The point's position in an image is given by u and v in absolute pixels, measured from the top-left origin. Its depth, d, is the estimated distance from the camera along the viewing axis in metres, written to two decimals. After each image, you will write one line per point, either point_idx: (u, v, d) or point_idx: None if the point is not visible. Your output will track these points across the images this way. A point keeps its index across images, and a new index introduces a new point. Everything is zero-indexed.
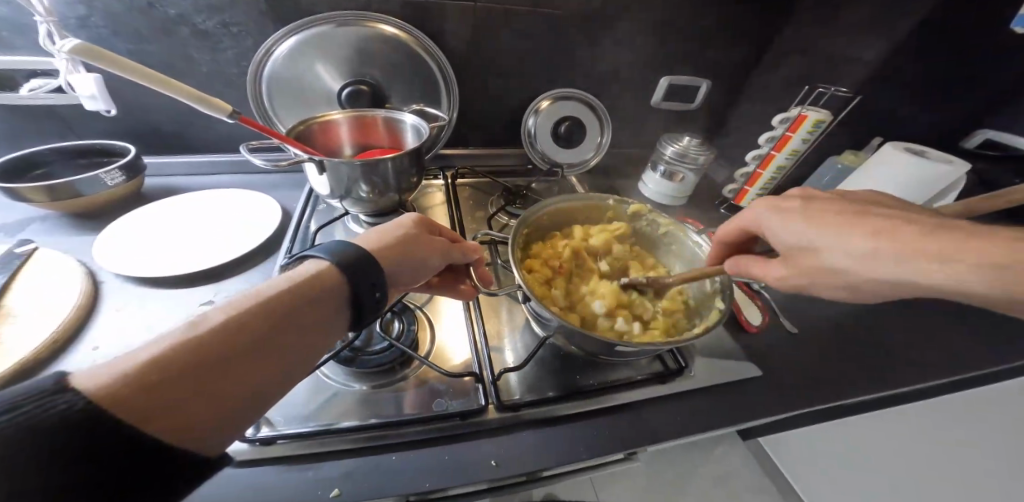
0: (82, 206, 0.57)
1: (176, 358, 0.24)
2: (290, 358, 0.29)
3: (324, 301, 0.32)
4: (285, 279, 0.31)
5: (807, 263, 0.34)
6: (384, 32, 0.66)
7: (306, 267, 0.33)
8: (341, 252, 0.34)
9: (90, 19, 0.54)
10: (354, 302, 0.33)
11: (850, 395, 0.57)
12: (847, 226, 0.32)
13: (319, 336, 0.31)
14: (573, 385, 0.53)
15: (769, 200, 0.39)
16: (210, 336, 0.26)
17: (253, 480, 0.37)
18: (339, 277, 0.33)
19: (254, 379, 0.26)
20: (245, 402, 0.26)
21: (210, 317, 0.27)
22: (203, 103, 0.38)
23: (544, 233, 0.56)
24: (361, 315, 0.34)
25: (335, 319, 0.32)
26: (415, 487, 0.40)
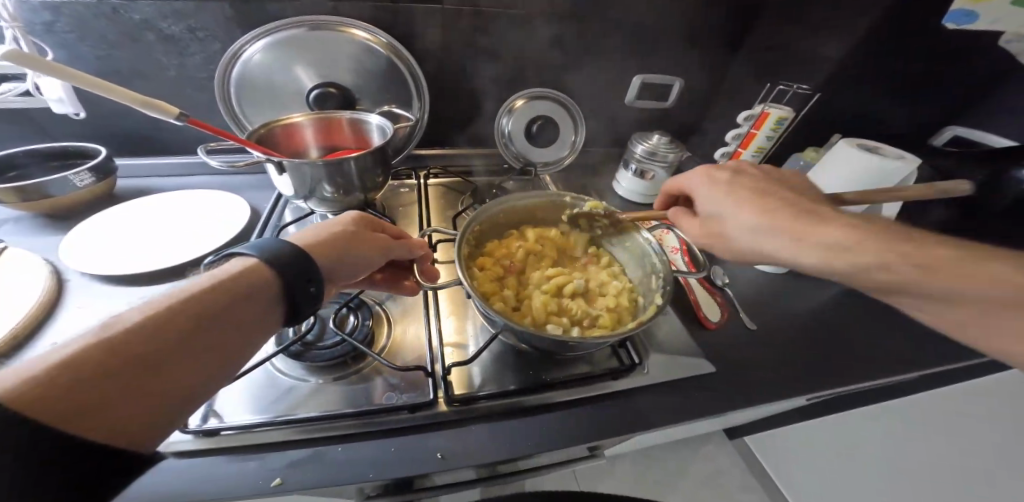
0: (53, 206, 0.59)
1: (93, 356, 0.24)
2: (222, 353, 0.29)
3: (255, 296, 0.32)
4: (210, 277, 0.31)
5: (718, 227, 0.43)
6: (356, 37, 0.67)
7: (232, 265, 0.33)
8: (271, 249, 0.35)
9: (56, 25, 0.56)
10: (285, 294, 0.34)
11: (804, 391, 0.58)
12: (747, 201, 0.40)
13: (253, 330, 0.32)
14: (526, 380, 0.54)
15: (704, 170, 0.46)
16: (129, 334, 0.26)
17: (195, 470, 0.39)
18: (269, 273, 0.33)
19: (182, 375, 0.27)
20: (173, 398, 0.26)
21: (126, 318, 0.27)
22: (148, 107, 0.39)
23: (501, 232, 0.57)
24: (299, 311, 0.35)
25: (269, 314, 0.33)
26: (357, 478, 0.41)
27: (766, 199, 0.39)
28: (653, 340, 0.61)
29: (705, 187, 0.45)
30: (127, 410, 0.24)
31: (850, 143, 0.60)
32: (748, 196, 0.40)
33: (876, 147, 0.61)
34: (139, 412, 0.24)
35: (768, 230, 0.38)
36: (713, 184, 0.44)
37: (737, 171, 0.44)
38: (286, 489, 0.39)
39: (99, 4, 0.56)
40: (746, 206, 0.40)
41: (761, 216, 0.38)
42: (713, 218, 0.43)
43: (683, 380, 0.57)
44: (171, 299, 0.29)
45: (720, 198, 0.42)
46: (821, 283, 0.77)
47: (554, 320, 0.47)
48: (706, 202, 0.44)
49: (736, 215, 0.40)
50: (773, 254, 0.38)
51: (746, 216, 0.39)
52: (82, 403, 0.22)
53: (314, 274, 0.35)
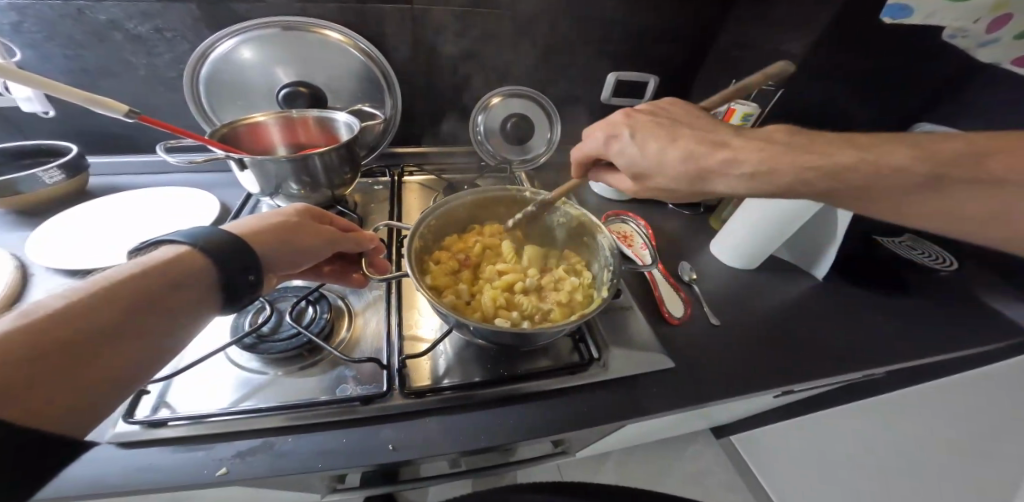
0: (22, 203, 0.60)
1: (17, 340, 0.23)
2: (153, 341, 0.30)
3: (188, 283, 0.32)
4: (136, 266, 0.31)
5: (649, 171, 0.43)
6: (327, 37, 0.68)
7: (163, 252, 0.33)
8: (206, 237, 0.35)
9: (23, 25, 0.57)
10: (222, 281, 0.34)
11: (764, 386, 0.58)
12: (670, 147, 0.40)
13: (189, 315, 0.32)
14: (485, 374, 0.55)
15: (604, 128, 0.46)
16: (52, 320, 0.25)
17: (141, 460, 0.39)
18: (203, 260, 0.34)
19: (109, 363, 0.27)
20: (99, 386, 0.26)
21: (46, 305, 0.26)
22: (95, 104, 0.40)
23: (461, 226, 0.58)
24: (237, 299, 0.35)
25: (203, 302, 0.33)
26: (306, 467, 0.42)
27: (677, 138, 0.40)
28: (615, 334, 0.62)
29: (613, 144, 0.45)
30: (56, 395, 0.24)
31: None
32: (653, 147, 0.41)
33: None
34: (67, 396, 0.25)
35: (681, 167, 0.40)
36: (620, 137, 0.44)
37: (632, 114, 0.45)
38: (230, 479, 0.39)
39: (65, 5, 0.57)
40: (669, 158, 0.40)
41: (682, 161, 0.40)
42: (636, 170, 0.44)
43: (641, 375, 0.57)
44: (94, 287, 0.28)
45: (633, 152, 0.43)
46: (790, 278, 0.77)
47: (504, 313, 0.48)
48: (623, 161, 0.44)
49: (664, 157, 0.41)
50: (702, 188, 0.41)
51: (677, 160, 0.40)
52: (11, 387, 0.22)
53: (252, 262, 0.35)
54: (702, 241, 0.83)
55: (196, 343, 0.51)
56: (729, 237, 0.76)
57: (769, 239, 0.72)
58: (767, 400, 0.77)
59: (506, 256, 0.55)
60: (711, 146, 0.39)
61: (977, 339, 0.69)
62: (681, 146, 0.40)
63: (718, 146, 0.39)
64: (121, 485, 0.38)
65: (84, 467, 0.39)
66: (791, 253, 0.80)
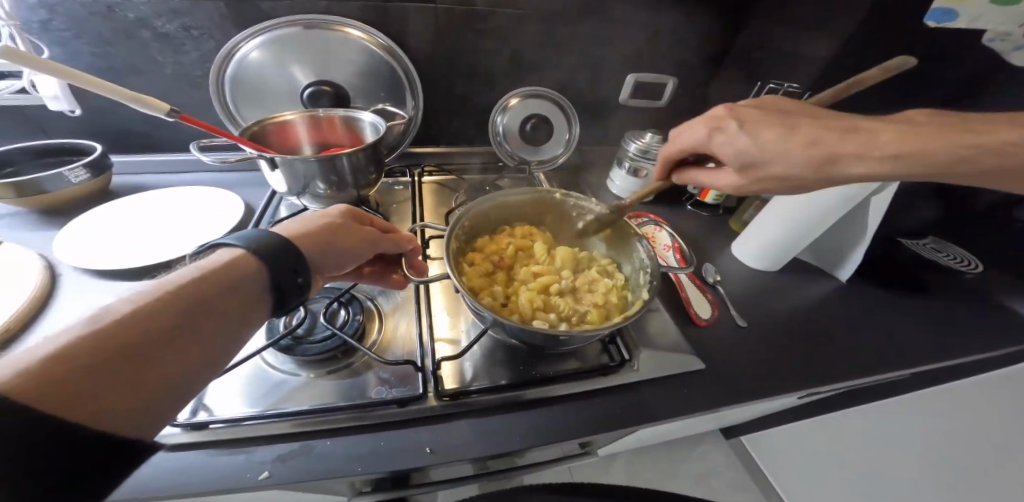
0: (47, 202, 0.60)
1: (85, 346, 0.23)
2: (213, 344, 0.29)
3: (243, 286, 0.32)
4: (196, 270, 0.31)
5: (759, 161, 0.43)
6: (351, 35, 0.68)
7: (220, 256, 0.33)
8: (258, 240, 0.35)
9: (52, 23, 0.57)
10: (274, 284, 0.34)
11: (793, 388, 0.58)
12: (788, 140, 0.40)
13: (244, 319, 0.32)
14: (518, 375, 0.55)
15: (705, 121, 0.46)
16: (120, 324, 0.25)
17: (184, 463, 0.39)
18: (256, 263, 0.33)
19: (172, 366, 0.27)
20: (165, 389, 0.26)
21: (114, 309, 0.26)
22: (139, 102, 0.40)
23: (492, 228, 0.58)
24: (287, 302, 0.35)
25: (255, 305, 0.33)
26: (346, 470, 0.41)
27: (796, 128, 0.41)
28: (643, 336, 0.62)
29: (716, 137, 0.45)
30: (124, 399, 0.24)
31: None
32: (768, 138, 0.41)
33: None
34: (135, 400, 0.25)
35: (800, 155, 0.40)
36: (727, 130, 0.44)
37: (734, 107, 0.45)
38: (273, 482, 0.39)
39: (95, 3, 0.56)
40: (791, 148, 0.40)
41: (807, 150, 0.40)
42: (745, 162, 0.44)
43: (670, 376, 0.57)
44: (159, 291, 0.29)
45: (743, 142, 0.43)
46: (811, 280, 0.77)
47: (545, 316, 0.48)
48: (732, 150, 0.43)
49: (779, 146, 0.41)
50: (828, 172, 0.41)
51: (800, 154, 0.40)
52: (78, 393, 0.22)
53: (300, 264, 0.35)
54: (723, 242, 0.83)
55: None
56: (755, 243, 0.76)
57: (792, 244, 0.72)
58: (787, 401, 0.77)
59: (543, 258, 0.55)
60: (839, 132, 0.39)
61: (999, 340, 0.69)
62: (801, 135, 0.40)
63: (851, 131, 0.39)
64: (163, 489, 0.37)
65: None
66: (812, 254, 0.80)
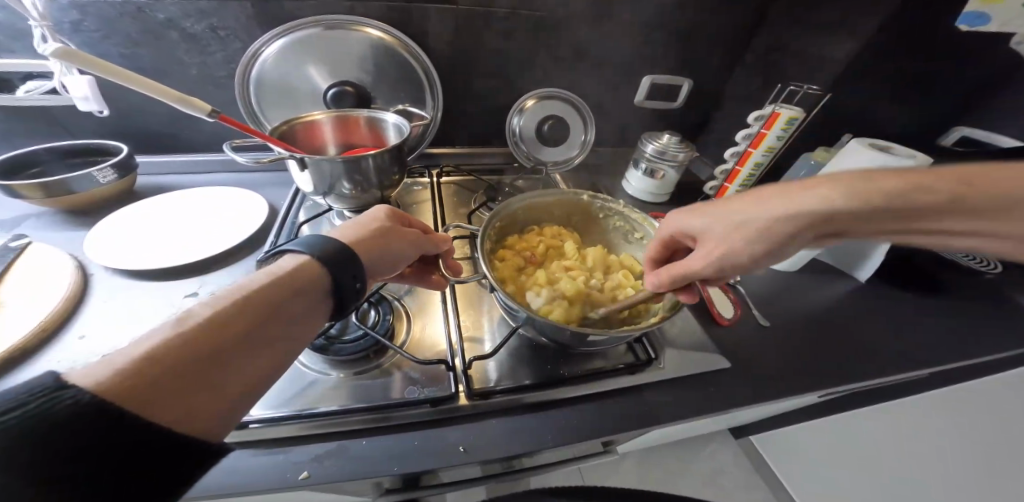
0: (74, 202, 0.60)
1: (171, 349, 0.24)
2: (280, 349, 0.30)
3: (308, 292, 0.33)
4: (265, 274, 0.32)
5: (727, 231, 0.41)
6: (372, 36, 0.68)
7: (285, 262, 0.34)
8: (319, 246, 0.35)
9: (83, 24, 0.57)
10: (335, 289, 0.34)
11: (816, 386, 0.59)
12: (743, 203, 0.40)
13: (307, 325, 0.32)
14: (547, 373, 0.55)
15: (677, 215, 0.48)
16: (202, 328, 0.26)
17: (223, 464, 0.39)
18: (318, 268, 0.34)
19: (247, 370, 0.27)
20: (241, 393, 0.26)
21: (196, 312, 0.27)
22: (183, 103, 0.40)
23: (520, 228, 0.58)
24: (344, 307, 0.35)
25: (317, 311, 0.33)
26: (382, 470, 0.41)
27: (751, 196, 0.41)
28: (667, 335, 0.62)
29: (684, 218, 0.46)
30: (203, 403, 0.24)
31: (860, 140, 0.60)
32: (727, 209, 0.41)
33: (886, 146, 0.60)
34: (216, 403, 0.25)
35: (767, 218, 0.38)
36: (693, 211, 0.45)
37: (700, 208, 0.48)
38: (311, 483, 0.39)
39: (125, 4, 0.57)
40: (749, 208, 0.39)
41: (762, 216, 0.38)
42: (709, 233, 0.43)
43: (695, 376, 0.58)
44: (234, 295, 0.29)
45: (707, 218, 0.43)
46: (829, 280, 0.78)
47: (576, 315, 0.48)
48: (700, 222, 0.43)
49: (740, 211, 0.40)
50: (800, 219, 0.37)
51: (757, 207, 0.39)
52: (162, 395, 0.22)
53: (358, 269, 0.36)
54: None
55: None
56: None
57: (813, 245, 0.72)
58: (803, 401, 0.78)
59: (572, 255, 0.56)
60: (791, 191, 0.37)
61: (1017, 341, 0.70)
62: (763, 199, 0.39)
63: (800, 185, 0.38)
64: (204, 487, 0.37)
65: None
66: (830, 255, 0.80)
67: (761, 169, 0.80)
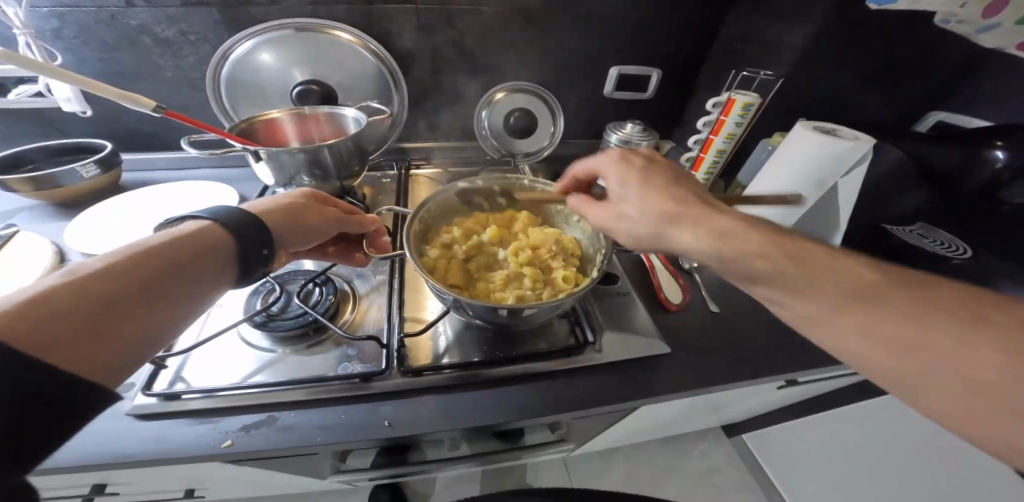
0: (62, 196, 0.65)
1: (60, 295, 0.27)
2: (180, 302, 0.33)
3: (211, 252, 0.37)
4: (167, 235, 0.36)
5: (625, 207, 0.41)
6: (340, 38, 0.72)
7: (188, 226, 0.38)
8: (226, 215, 0.40)
9: (63, 31, 0.63)
10: (240, 253, 0.39)
11: (763, 373, 0.58)
12: (672, 207, 0.37)
13: (212, 283, 0.36)
14: (485, 353, 0.56)
15: (621, 155, 0.44)
16: (95, 278, 0.29)
17: (156, 431, 0.43)
18: (220, 232, 0.38)
19: (143, 319, 0.30)
20: (136, 339, 0.30)
21: (87, 266, 0.30)
22: (129, 101, 0.44)
23: (465, 212, 0.60)
24: (252, 270, 0.40)
25: (222, 271, 0.37)
26: (305, 439, 0.44)
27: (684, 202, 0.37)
28: (611, 318, 0.62)
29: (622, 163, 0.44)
30: (92, 344, 0.27)
31: (806, 124, 0.60)
32: (666, 198, 0.38)
33: (831, 130, 0.60)
34: (108, 345, 0.28)
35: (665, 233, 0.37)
36: (632, 166, 0.42)
37: (653, 164, 0.43)
38: (234, 449, 0.42)
39: (100, 11, 0.62)
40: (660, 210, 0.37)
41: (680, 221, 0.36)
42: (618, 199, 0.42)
43: (636, 360, 0.58)
44: (130, 252, 0.33)
45: (640, 193, 0.39)
46: None
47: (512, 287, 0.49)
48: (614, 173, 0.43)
49: (639, 204, 0.39)
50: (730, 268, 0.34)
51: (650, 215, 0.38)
52: (49, 333, 0.25)
53: (265, 237, 0.40)
54: None
55: (212, 320, 0.54)
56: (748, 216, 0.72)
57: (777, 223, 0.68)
58: (772, 392, 0.76)
59: (516, 235, 0.58)
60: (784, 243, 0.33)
61: None
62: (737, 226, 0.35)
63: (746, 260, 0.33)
64: (134, 454, 0.41)
65: (103, 435, 0.42)
66: None
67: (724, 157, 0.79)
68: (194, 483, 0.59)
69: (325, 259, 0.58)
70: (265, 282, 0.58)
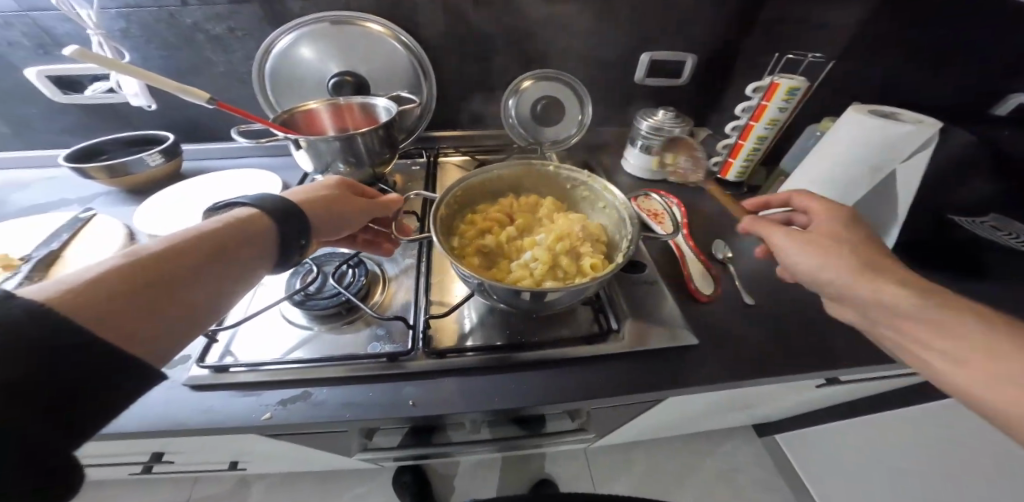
0: (132, 183, 0.73)
1: (117, 276, 0.29)
2: (222, 286, 0.36)
3: (254, 241, 0.40)
4: (216, 222, 0.39)
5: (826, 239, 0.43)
6: (371, 30, 0.74)
7: (236, 213, 0.41)
8: (266, 203, 0.43)
9: (130, 30, 0.69)
10: (280, 241, 0.42)
11: (799, 368, 0.55)
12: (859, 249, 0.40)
13: (250, 269, 0.39)
14: (506, 337, 0.57)
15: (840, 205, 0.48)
16: (150, 260, 0.32)
17: (210, 401, 0.47)
18: (263, 220, 0.41)
19: (189, 301, 0.33)
20: (183, 319, 0.32)
21: (144, 248, 0.33)
22: (185, 93, 0.48)
23: (492, 197, 0.61)
24: (288, 256, 0.43)
25: (263, 256, 0.40)
26: (337, 415, 0.47)
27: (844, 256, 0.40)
28: (636, 306, 0.61)
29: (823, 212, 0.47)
30: (146, 323, 0.29)
31: (860, 107, 0.55)
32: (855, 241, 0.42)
33: (890, 113, 0.54)
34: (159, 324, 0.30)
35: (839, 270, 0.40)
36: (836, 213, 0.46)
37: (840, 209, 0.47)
38: (272, 422, 0.45)
39: (159, 11, 0.68)
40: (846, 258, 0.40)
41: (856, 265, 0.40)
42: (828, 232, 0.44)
43: (660, 351, 0.56)
44: (180, 238, 0.35)
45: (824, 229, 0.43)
46: None
47: (541, 270, 0.48)
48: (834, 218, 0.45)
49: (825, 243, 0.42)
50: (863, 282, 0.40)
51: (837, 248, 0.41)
52: (108, 312, 0.27)
53: (302, 226, 0.43)
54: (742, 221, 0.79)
55: (258, 299, 0.59)
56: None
57: None
58: (807, 391, 0.72)
59: (541, 219, 0.57)
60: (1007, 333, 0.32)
61: None
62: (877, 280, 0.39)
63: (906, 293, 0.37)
64: (189, 421, 0.45)
65: (167, 402, 0.47)
66: None
67: (766, 144, 0.73)
68: (238, 453, 0.65)
69: (353, 246, 0.61)
70: (304, 264, 0.62)
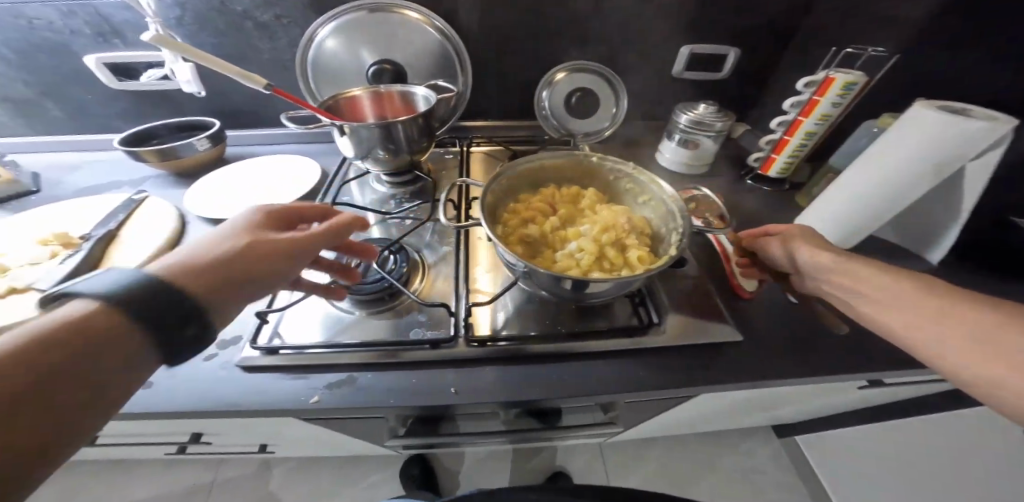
0: (180, 167, 0.75)
1: None
2: (74, 421, 0.23)
3: (117, 341, 0.26)
4: (30, 329, 0.23)
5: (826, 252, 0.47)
6: (409, 17, 0.75)
7: (66, 309, 0.25)
8: (122, 286, 0.27)
9: (183, 18, 0.71)
10: (160, 340, 0.27)
11: (847, 368, 0.53)
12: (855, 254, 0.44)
13: (121, 381, 0.26)
14: (545, 328, 0.57)
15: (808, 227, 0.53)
16: None
17: (261, 382, 0.49)
18: (125, 312, 0.26)
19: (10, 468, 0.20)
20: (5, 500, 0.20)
21: None
22: (244, 78, 0.49)
23: (534, 187, 0.61)
24: (178, 356, 0.29)
25: (139, 360, 0.26)
26: (382, 400, 0.48)
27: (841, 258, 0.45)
28: (676, 300, 0.61)
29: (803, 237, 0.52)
30: None
31: (928, 103, 0.52)
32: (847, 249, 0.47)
33: (961, 108, 0.52)
34: None
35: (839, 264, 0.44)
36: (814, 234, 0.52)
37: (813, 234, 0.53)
38: (321, 405, 0.47)
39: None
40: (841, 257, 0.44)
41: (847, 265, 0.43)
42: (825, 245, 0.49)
43: (700, 345, 0.55)
44: None
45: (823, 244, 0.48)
46: (890, 261, 0.68)
47: (588, 261, 0.47)
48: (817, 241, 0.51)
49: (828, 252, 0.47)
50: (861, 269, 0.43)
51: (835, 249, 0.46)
52: None
53: (194, 315, 0.28)
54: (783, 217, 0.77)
55: (302, 283, 0.60)
56: (839, 198, 0.63)
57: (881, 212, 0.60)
58: (846, 392, 0.70)
59: (583, 210, 0.57)
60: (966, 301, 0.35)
61: None
62: (898, 287, 0.39)
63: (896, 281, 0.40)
64: (241, 402, 0.47)
65: (220, 381, 0.49)
66: (898, 234, 0.70)
67: (814, 139, 0.71)
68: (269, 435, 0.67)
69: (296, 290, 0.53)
70: None
